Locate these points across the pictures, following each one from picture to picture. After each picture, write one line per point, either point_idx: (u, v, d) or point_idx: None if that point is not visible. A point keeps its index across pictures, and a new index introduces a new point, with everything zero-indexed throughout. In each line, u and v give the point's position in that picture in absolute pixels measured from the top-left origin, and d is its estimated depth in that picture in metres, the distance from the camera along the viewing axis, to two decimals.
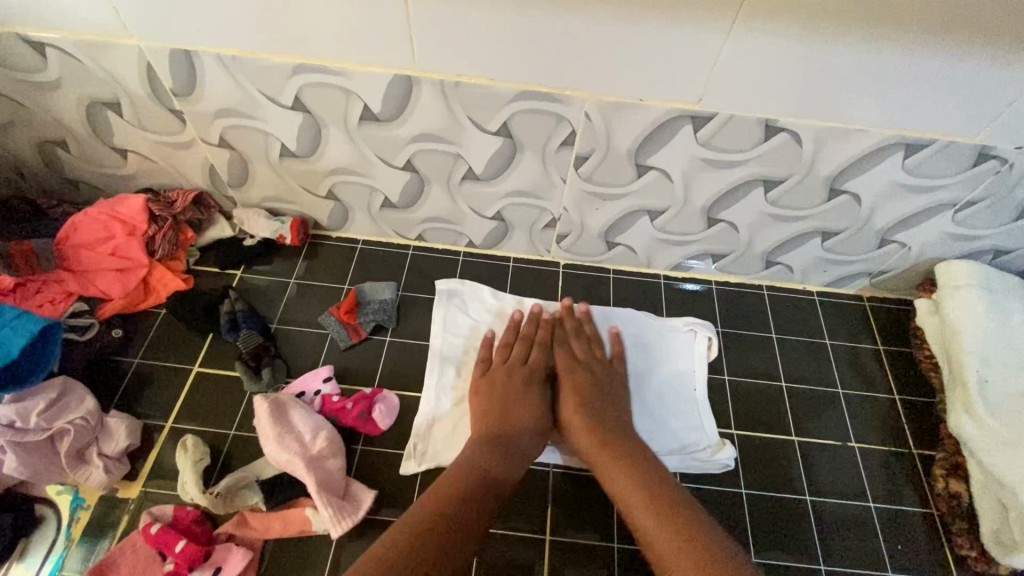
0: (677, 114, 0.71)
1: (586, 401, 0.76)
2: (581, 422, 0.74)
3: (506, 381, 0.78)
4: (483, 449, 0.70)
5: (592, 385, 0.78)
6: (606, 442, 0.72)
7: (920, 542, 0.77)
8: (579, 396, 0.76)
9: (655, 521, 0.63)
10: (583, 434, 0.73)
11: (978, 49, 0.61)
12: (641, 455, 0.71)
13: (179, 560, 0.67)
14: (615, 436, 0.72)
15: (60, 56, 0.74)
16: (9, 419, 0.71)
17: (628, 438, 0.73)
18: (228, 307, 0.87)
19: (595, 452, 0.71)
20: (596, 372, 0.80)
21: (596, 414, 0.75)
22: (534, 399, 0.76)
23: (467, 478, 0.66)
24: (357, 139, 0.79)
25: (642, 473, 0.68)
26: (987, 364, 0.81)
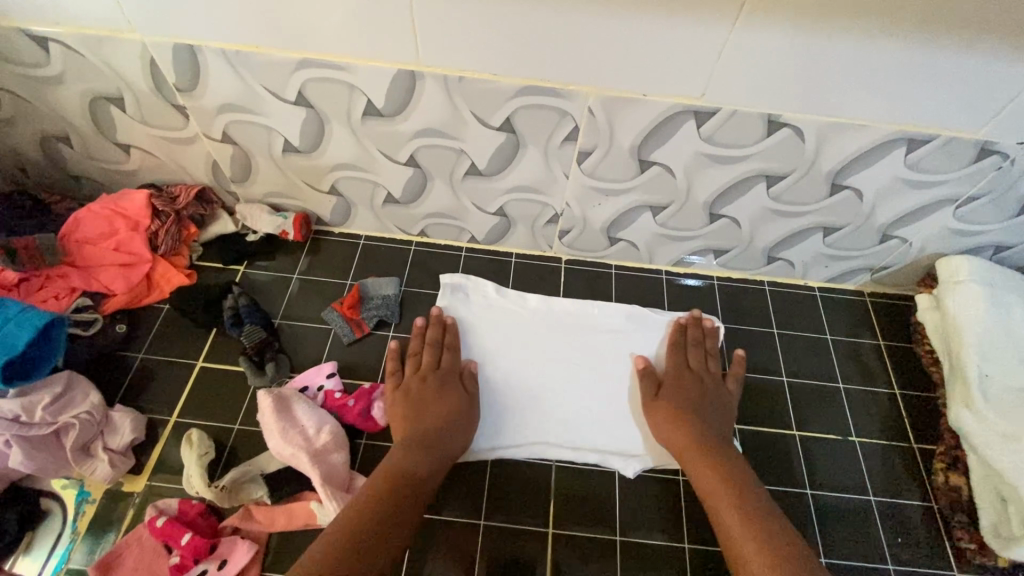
0: (680, 109, 0.71)
1: (687, 413, 0.77)
2: (683, 429, 0.75)
3: (418, 388, 0.78)
4: (400, 453, 0.70)
5: (698, 395, 0.79)
6: (706, 451, 0.73)
7: (920, 535, 0.77)
8: (682, 406, 0.78)
9: (743, 529, 0.64)
10: (683, 441, 0.75)
11: (982, 44, 0.61)
12: (738, 468, 0.71)
13: (185, 552, 0.68)
14: (712, 445, 0.73)
15: (63, 50, 0.74)
16: (15, 413, 0.71)
17: (726, 450, 0.73)
18: (231, 302, 0.88)
19: (691, 459, 0.73)
20: (705, 383, 0.81)
21: (697, 424, 0.76)
22: (448, 402, 0.77)
23: (387, 484, 0.66)
24: (361, 134, 0.79)
25: (738, 484, 0.69)
26: (987, 359, 0.81)
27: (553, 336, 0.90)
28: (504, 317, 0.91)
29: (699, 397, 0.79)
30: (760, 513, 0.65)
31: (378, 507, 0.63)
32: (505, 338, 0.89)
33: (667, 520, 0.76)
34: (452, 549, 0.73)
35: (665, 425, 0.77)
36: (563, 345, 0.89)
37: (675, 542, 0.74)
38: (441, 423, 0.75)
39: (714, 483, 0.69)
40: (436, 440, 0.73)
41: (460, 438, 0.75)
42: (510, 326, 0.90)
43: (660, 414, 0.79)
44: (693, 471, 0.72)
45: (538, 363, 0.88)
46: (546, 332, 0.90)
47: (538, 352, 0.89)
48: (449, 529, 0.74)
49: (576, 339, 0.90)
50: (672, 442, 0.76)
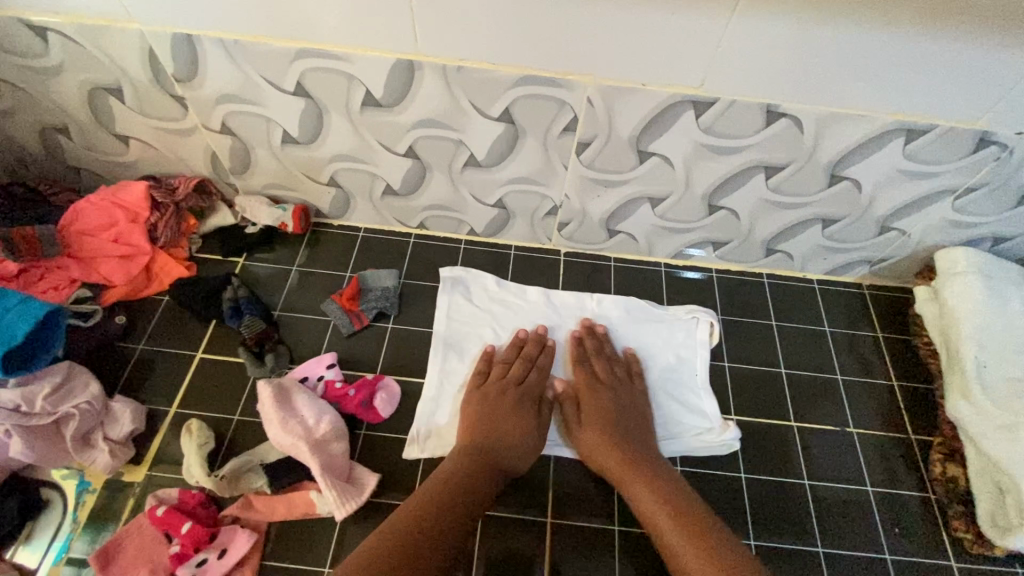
0: (679, 99, 0.71)
1: (609, 428, 0.76)
2: (608, 444, 0.75)
3: (485, 398, 0.78)
4: (460, 464, 0.70)
5: (602, 406, 0.78)
6: (638, 465, 0.73)
7: (917, 525, 0.78)
8: (602, 421, 0.77)
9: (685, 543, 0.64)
10: (611, 457, 0.74)
11: (980, 33, 0.61)
12: (668, 478, 0.72)
13: (185, 541, 0.68)
14: (640, 458, 0.74)
15: (62, 40, 0.74)
16: (15, 402, 0.71)
17: (655, 460, 0.74)
18: (230, 294, 0.88)
19: (623, 474, 0.73)
20: (610, 392, 0.80)
21: (622, 438, 0.75)
22: (517, 416, 0.76)
23: (444, 493, 0.66)
24: (359, 125, 0.79)
25: (673, 496, 0.69)
26: (985, 350, 0.81)
27: (556, 328, 0.90)
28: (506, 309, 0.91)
29: (607, 407, 0.78)
30: (699, 524, 0.66)
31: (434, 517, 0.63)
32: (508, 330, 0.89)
33: None
34: None
35: (590, 441, 0.76)
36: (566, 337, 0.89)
37: None
38: (506, 436, 0.74)
39: (650, 498, 0.69)
40: (496, 454, 0.72)
41: (527, 451, 0.74)
42: (511, 319, 0.90)
43: (581, 429, 0.77)
44: (626, 486, 0.72)
45: None
46: (549, 324, 0.90)
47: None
48: None
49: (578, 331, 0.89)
50: (598, 459, 0.75)
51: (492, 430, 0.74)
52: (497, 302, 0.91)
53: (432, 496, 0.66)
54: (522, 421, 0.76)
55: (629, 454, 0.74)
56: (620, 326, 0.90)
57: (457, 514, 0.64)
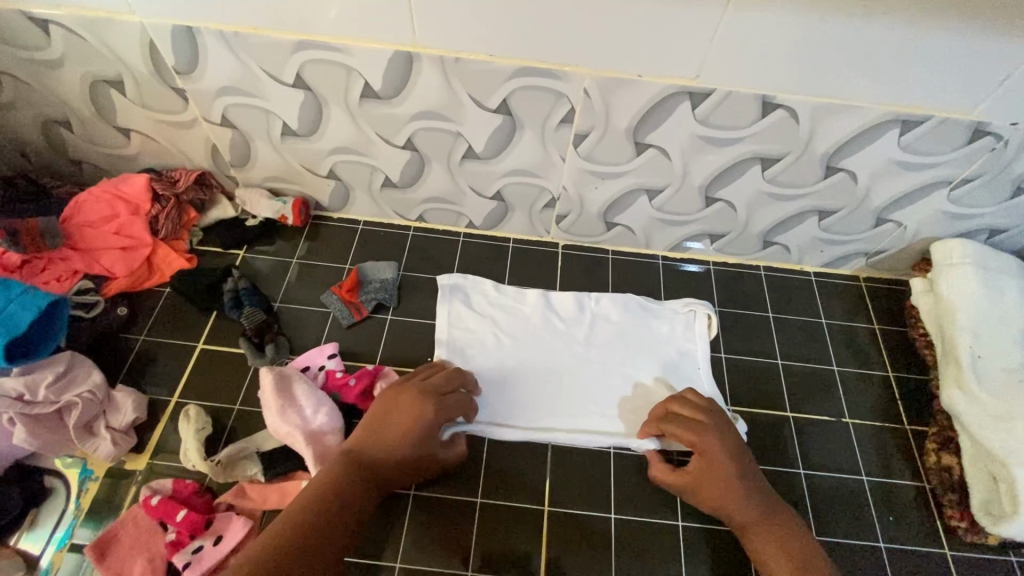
0: (675, 90, 0.72)
1: (739, 481, 0.69)
2: (740, 499, 0.68)
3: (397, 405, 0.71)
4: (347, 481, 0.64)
5: (723, 454, 0.71)
6: (770, 523, 0.67)
7: (912, 514, 0.78)
8: (730, 475, 0.69)
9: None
10: (743, 511, 0.68)
11: (974, 23, 0.61)
12: (801, 538, 0.66)
13: (180, 529, 0.69)
14: (776, 515, 0.68)
15: (63, 33, 0.75)
16: (18, 392, 0.72)
17: (789, 515, 0.68)
18: (231, 285, 0.89)
19: (753, 530, 0.68)
20: (729, 436, 0.73)
21: (751, 490, 0.69)
22: (425, 439, 0.70)
23: (323, 519, 0.60)
24: (358, 117, 0.79)
25: (807, 563, 0.64)
26: (980, 340, 0.82)
27: (557, 329, 0.90)
28: (505, 312, 0.91)
29: (728, 459, 0.70)
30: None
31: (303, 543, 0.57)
32: (511, 335, 0.89)
33: (662, 498, 0.77)
34: (447, 526, 0.74)
35: (713, 493, 0.69)
36: (568, 338, 0.89)
37: (669, 520, 0.76)
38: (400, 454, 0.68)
39: (779, 562, 0.65)
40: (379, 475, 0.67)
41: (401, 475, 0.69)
42: (508, 322, 0.90)
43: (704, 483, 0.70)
44: (756, 542, 0.67)
45: (542, 351, 0.88)
46: (549, 325, 0.90)
47: (541, 343, 0.89)
48: (442, 508, 0.75)
49: (580, 332, 0.90)
50: (725, 509, 0.69)
51: (393, 447, 0.68)
52: (497, 306, 0.92)
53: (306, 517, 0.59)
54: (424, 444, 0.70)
55: (764, 509, 0.68)
56: (618, 325, 0.91)
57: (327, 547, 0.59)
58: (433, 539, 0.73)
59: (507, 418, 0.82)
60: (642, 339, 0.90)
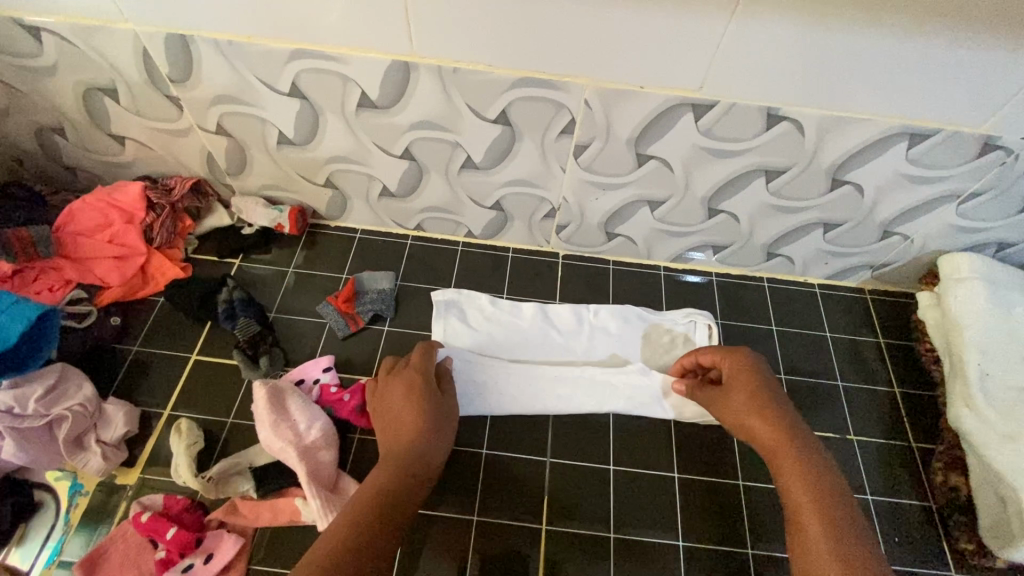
0: (678, 102, 0.70)
1: (764, 397, 0.70)
2: (763, 415, 0.68)
3: (392, 407, 0.72)
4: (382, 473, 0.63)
5: (749, 371, 0.73)
6: (792, 442, 0.65)
7: (918, 535, 0.76)
8: (759, 390, 0.71)
9: (824, 529, 0.57)
10: (766, 428, 0.68)
11: (986, 36, 0.59)
12: (823, 461, 0.64)
13: (170, 547, 0.68)
14: (799, 437, 0.66)
15: (56, 40, 0.74)
16: (8, 405, 0.71)
17: (812, 439, 0.66)
18: (225, 296, 0.87)
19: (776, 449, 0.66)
20: (756, 362, 0.74)
21: (776, 409, 0.69)
22: (432, 417, 0.70)
23: (376, 507, 0.58)
24: (355, 125, 0.78)
25: (824, 481, 0.62)
26: (988, 357, 0.80)
27: (555, 344, 0.88)
28: (503, 327, 0.89)
29: (758, 378, 0.72)
30: (843, 515, 0.58)
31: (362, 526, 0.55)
32: (508, 349, 0.88)
33: (663, 516, 0.76)
34: (443, 542, 0.72)
35: (738, 407, 0.71)
36: (566, 351, 0.88)
37: (671, 539, 0.74)
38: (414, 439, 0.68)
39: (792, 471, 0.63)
40: (415, 458, 0.66)
41: (435, 455, 0.68)
42: (504, 336, 0.89)
43: (733, 399, 0.72)
44: (779, 462, 0.65)
45: (541, 365, 0.86)
46: (548, 339, 0.89)
47: (540, 356, 0.87)
48: (436, 525, 0.73)
49: (578, 346, 0.88)
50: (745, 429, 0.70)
51: (407, 436, 0.68)
52: (493, 321, 0.90)
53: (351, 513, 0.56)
54: (432, 422, 0.70)
55: (785, 429, 0.67)
56: (619, 339, 0.89)
57: (387, 528, 0.56)
58: (428, 558, 0.71)
59: (505, 432, 0.81)
60: (642, 354, 0.88)
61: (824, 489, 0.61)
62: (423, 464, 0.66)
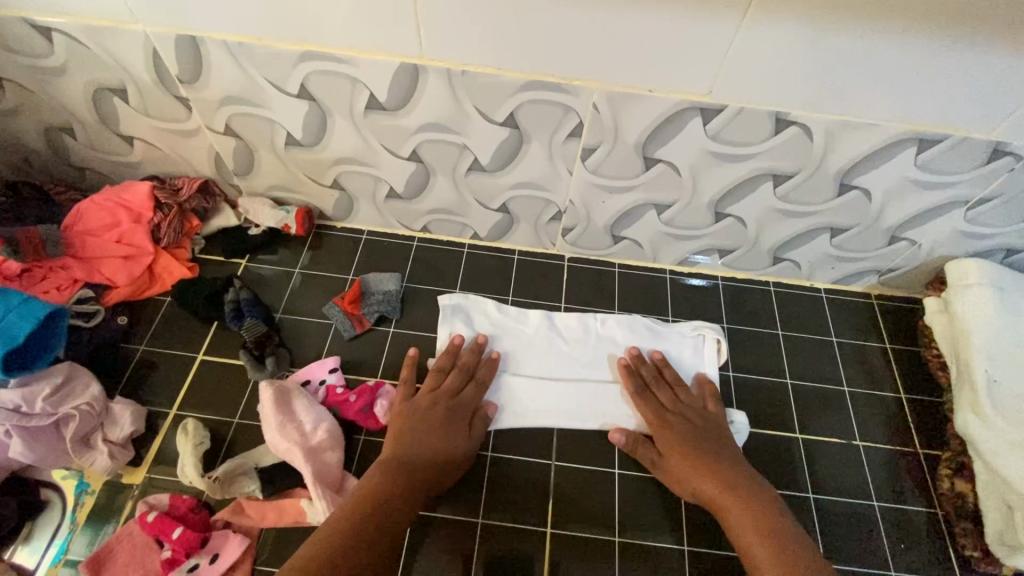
0: (686, 105, 0.70)
1: (695, 452, 0.74)
2: (691, 459, 0.73)
3: (417, 413, 0.75)
4: (385, 479, 0.67)
5: (677, 425, 0.77)
6: (730, 493, 0.70)
7: (924, 542, 0.76)
8: (688, 444, 0.74)
9: (779, 570, 0.62)
10: (693, 474, 0.73)
11: (997, 42, 0.59)
12: (765, 503, 0.69)
13: (176, 546, 0.68)
14: (737, 485, 0.70)
15: (66, 40, 0.74)
16: (16, 403, 0.71)
17: (750, 482, 0.71)
18: (231, 297, 0.87)
19: (718, 502, 0.70)
20: (684, 409, 0.79)
21: (712, 464, 0.72)
22: (448, 432, 0.74)
23: (369, 515, 0.62)
24: (363, 128, 0.78)
25: (769, 523, 0.66)
26: (996, 364, 0.80)
27: (558, 349, 0.88)
28: (507, 335, 0.88)
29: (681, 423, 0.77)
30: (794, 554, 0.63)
31: (355, 538, 0.59)
32: (511, 354, 0.87)
33: (669, 521, 0.75)
34: (448, 543, 0.72)
35: (677, 461, 0.74)
36: (569, 357, 0.87)
37: (676, 544, 0.74)
38: (426, 452, 0.71)
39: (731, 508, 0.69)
40: (422, 475, 0.69)
41: (444, 471, 0.71)
42: (508, 341, 0.88)
43: (673, 453, 0.75)
44: (726, 513, 0.69)
45: (544, 370, 0.86)
46: (552, 348, 0.88)
47: (543, 361, 0.87)
48: (441, 527, 0.73)
49: (581, 351, 0.88)
50: (676, 471, 0.74)
51: (422, 447, 0.72)
52: (497, 326, 0.89)
53: (345, 519, 0.61)
54: (449, 436, 0.73)
55: (712, 468, 0.72)
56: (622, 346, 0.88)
57: (378, 537, 0.60)
58: (433, 559, 0.71)
59: (510, 435, 0.81)
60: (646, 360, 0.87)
61: (771, 532, 0.65)
62: (428, 477, 0.70)
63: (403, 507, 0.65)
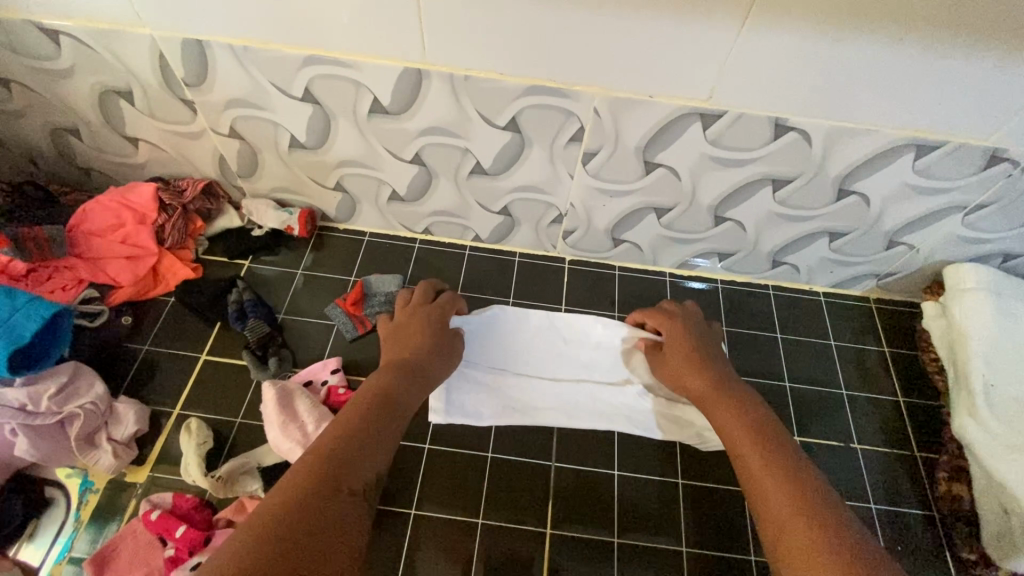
0: (686, 111, 0.71)
1: (698, 357, 0.78)
2: (695, 369, 0.76)
3: (401, 324, 0.80)
4: (386, 372, 0.70)
5: (684, 336, 0.81)
6: (722, 389, 0.73)
7: (921, 544, 0.77)
8: (693, 352, 0.78)
9: (758, 454, 0.62)
10: (698, 380, 0.75)
11: (995, 49, 0.60)
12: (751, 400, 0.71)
13: (179, 544, 0.68)
14: (729, 386, 0.73)
15: (73, 43, 0.75)
16: (21, 402, 0.72)
17: (742, 388, 0.73)
18: (235, 297, 0.88)
19: (707, 395, 0.73)
20: (694, 327, 0.83)
21: (708, 367, 0.76)
22: (434, 331, 0.79)
23: (381, 396, 0.66)
24: (366, 130, 0.79)
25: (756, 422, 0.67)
26: (992, 368, 0.81)
27: (559, 353, 0.89)
28: (508, 343, 0.89)
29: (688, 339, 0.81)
30: (772, 437, 0.65)
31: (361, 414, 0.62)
32: (512, 358, 0.88)
33: (667, 522, 0.76)
34: (448, 543, 0.73)
35: (678, 366, 0.78)
36: (570, 360, 0.88)
37: (674, 545, 0.74)
38: (417, 347, 0.76)
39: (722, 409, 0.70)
40: (421, 369, 0.73)
41: (440, 363, 0.76)
42: (509, 345, 0.89)
43: (680, 358, 0.79)
44: (711, 408, 0.72)
45: (545, 373, 0.87)
46: (552, 352, 0.89)
47: (543, 366, 0.88)
48: (441, 527, 0.74)
49: (583, 355, 0.89)
50: (681, 381, 0.77)
51: (412, 345, 0.76)
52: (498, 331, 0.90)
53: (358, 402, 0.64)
54: (436, 334, 0.78)
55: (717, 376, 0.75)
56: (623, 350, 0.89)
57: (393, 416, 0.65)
58: (434, 560, 0.72)
59: (510, 437, 0.81)
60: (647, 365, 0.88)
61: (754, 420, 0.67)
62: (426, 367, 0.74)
63: (407, 397, 0.68)
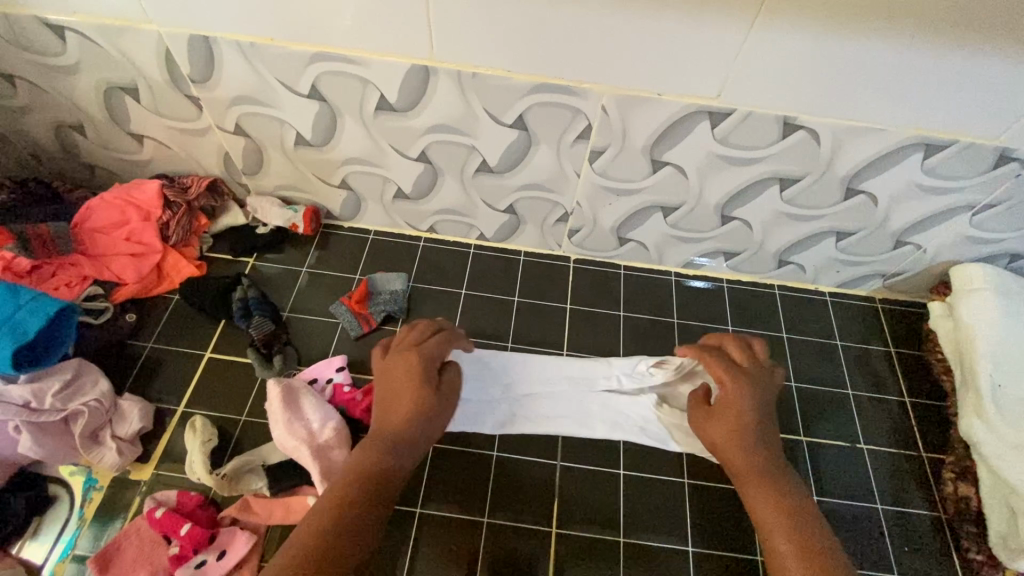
0: (694, 109, 0.70)
1: (747, 428, 0.69)
2: (740, 442, 0.68)
3: (390, 376, 0.70)
4: (366, 459, 0.62)
5: (741, 397, 0.70)
6: (768, 480, 0.66)
7: (928, 545, 0.76)
8: (745, 420, 0.69)
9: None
10: (742, 457, 0.68)
11: (1007, 48, 0.60)
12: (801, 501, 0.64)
13: (184, 542, 0.68)
14: (776, 474, 0.66)
15: (79, 39, 0.75)
16: (25, 399, 0.72)
17: (791, 480, 0.66)
18: (240, 294, 0.88)
19: (750, 479, 0.66)
20: (759, 384, 0.72)
21: (756, 442, 0.68)
22: (430, 394, 0.69)
23: (357, 500, 0.58)
24: (372, 128, 0.79)
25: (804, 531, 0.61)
26: (1000, 368, 0.80)
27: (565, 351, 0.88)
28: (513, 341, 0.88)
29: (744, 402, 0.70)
30: (821, 555, 0.58)
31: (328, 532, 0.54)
32: (518, 356, 0.87)
33: (672, 521, 0.76)
34: (453, 542, 0.73)
35: (718, 429, 0.70)
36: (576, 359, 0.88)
37: (680, 544, 0.74)
38: (405, 416, 0.66)
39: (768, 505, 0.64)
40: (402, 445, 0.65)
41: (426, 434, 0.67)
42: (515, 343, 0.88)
43: (717, 423, 0.70)
44: (752, 497, 0.65)
45: (550, 373, 0.86)
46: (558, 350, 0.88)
47: (548, 365, 0.87)
48: (445, 526, 0.74)
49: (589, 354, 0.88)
50: (722, 452, 0.70)
51: (396, 411, 0.67)
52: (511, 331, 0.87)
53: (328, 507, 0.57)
54: (428, 393, 0.68)
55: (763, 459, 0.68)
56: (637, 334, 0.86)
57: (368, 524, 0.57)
58: (440, 559, 0.72)
59: (515, 436, 0.81)
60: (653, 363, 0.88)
61: (799, 531, 0.61)
62: (412, 444, 0.66)
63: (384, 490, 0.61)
